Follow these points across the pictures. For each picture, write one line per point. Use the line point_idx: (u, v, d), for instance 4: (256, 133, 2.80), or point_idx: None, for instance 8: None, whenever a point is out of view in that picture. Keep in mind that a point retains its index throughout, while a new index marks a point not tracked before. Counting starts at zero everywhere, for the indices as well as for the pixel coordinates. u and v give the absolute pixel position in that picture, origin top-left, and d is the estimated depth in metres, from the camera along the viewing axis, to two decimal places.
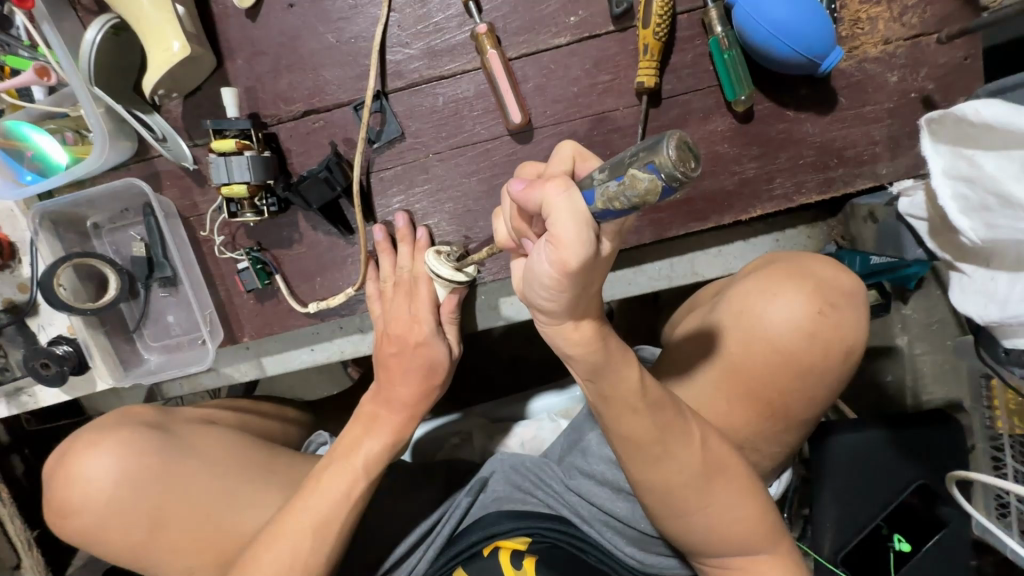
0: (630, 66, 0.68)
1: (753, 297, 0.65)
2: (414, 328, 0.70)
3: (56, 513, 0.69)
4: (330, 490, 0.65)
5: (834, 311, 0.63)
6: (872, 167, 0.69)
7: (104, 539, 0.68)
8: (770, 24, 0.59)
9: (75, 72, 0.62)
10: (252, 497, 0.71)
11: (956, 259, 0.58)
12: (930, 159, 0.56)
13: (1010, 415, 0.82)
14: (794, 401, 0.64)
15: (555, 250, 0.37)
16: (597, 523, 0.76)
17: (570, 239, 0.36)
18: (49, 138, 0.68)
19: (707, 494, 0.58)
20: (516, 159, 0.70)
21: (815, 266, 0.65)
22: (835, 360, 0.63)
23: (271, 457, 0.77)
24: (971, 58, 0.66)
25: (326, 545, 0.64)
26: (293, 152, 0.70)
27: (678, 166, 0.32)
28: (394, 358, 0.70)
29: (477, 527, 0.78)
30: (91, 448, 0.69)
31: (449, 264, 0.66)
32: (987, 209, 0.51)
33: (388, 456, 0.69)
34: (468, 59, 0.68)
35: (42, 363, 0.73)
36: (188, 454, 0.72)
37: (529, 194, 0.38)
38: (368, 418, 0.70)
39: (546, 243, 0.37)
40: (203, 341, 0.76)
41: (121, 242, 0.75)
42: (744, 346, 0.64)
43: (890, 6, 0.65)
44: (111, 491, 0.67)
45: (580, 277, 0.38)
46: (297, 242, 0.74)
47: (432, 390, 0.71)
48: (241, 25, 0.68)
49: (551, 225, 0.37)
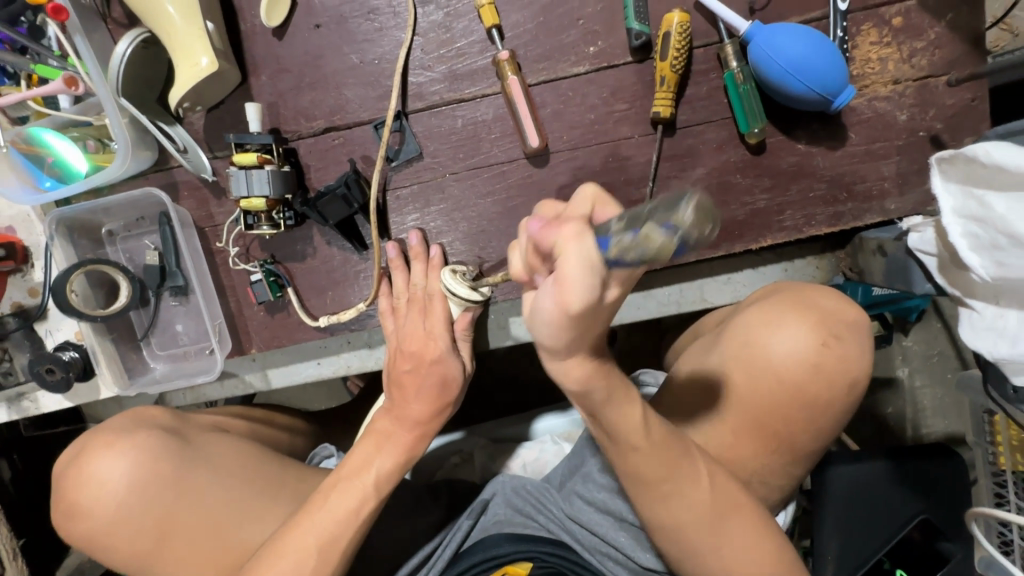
0: (645, 96, 0.69)
1: (755, 328, 0.61)
2: (429, 345, 0.69)
3: (64, 514, 0.70)
4: (339, 506, 0.64)
5: (840, 343, 0.58)
6: (880, 202, 0.70)
7: (110, 545, 0.70)
8: (785, 61, 0.61)
9: (104, 83, 0.63)
10: (259, 511, 0.74)
11: (965, 295, 0.58)
12: (941, 198, 0.57)
13: (1013, 453, 0.82)
14: (798, 434, 0.60)
15: (559, 290, 0.37)
16: (598, 552, 0.77)
17: (575, 284, 0.36)
18: (70, 145, 0.69)
19: (719, 528, 0.57)
20: (532, 182, 0.71)
21: (818, 298, 0.61)
22: (843, 392, 0.58)
23: (281, 472, 0.79)
24: (978, 100, 0.67)
25: (331, 566, 0.63)
26: (311, 168, 0.71)
27: (694, 228, 0.34)
28: (408, 375, 0.70)
29: (479, 548, 0.77)
30: (106, 449, 0.71)
31: (465, 284, 0.66)
32: (997, 247, 0.53)
33: (399, 474, 0.68)
34: (488, 83, 0.69)
35: (47, 369, 0.72)
36: (197, 461, 0.74)
37: (543, 235, 0.39)
38: (380, 436, 0.69)
39: (552, 283, 0.38)
40: (211, 351, 0.76)
41: (135, 249, 0.75)
42: (746, 376, 0.61)
43: (900, 47, 0.67)
44: (120, 496, 0.69)
45: (582, 318, 0.38)
46: (310, 256, 0.74)
47: (443, 410, 0.70)
48: (268, 42, 0.70)
49: (561, 268, 0.37)
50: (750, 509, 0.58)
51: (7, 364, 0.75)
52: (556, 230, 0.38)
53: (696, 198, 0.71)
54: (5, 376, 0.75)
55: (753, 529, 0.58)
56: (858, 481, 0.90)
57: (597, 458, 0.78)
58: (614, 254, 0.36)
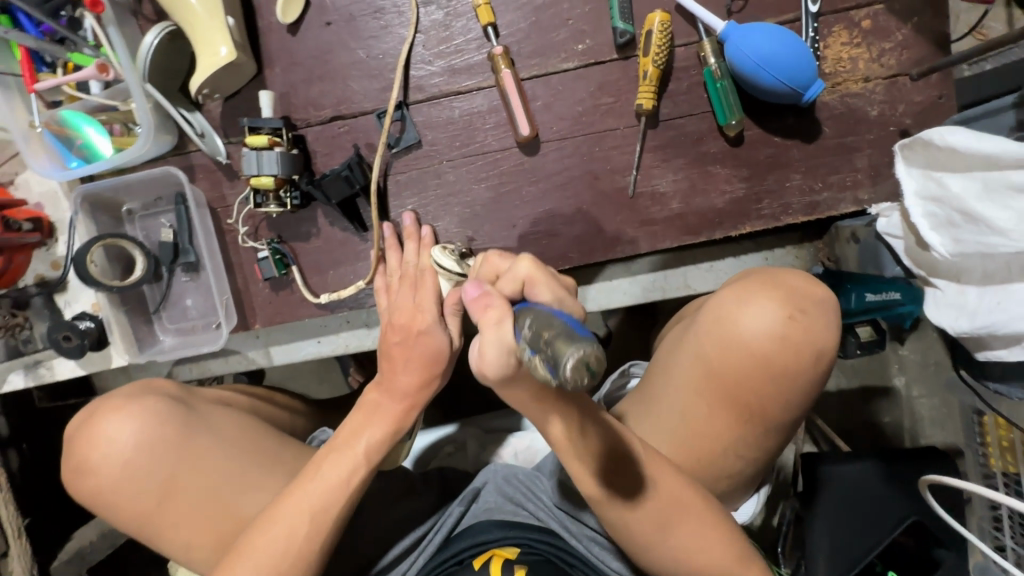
0: (630, 90, 0.74)
1: (727, 304, 0.62)
2: (417, 317, 0.70)
3: (75, 469, 0.77)
4: (330, 475, 0.68)
5: (804, 316, 0.60)
6: (854, 192, 0.73)
7: (116, 500, 0.76)
8: (757, 57, 0.66)
9: (132, 70, 0.69)
10: (257, 481, 0.80)
11: (929, 274, 0.62)
12: (903, 181, 0.61)
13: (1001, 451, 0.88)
14: (769, 404, 0.61)
15: (479, 361, 0.47)
16: (585, 538, 0.80)
17: (490, 361, 0.46)
18: (98, 129, 0.74)
19: (686, 503, 0.59)
20: (524, 169, 0.76)
21: (788, 278, 0.62)
22: (809, 362, 0.60)
23: (279, 449, 0.85)
24: (945, 97, 0.71)
25: (320, 532, 0.67)
26: (318, 154, 0.77)
27: (571, 383, 0.37)
28: (398, 346, 0.71)
29: (468, 535, 0.81)
30: (113, 413, 0.78)
31: (452, 257, 0.73)
32: (953, 225, 0.56)
33: (388, 446, 0.71)
34: (484, 77, 0.75)
35: (64, 336, 0.77)
36: (200, 428, 0.80)
37: (476, 311, 0.49)
38: (370, 408, 0.71)
39: (476, 352, 0.48)
40: (217, 325, 0.81)
41: (152, 228, 0.80)
42: (719, 349, 0.62)
43: (869, 48, 0.72)
44: (127, 456, 0.76)
45: (496, 382, 0.49)
46: (314, 236, 0.79)
47: (431, 381, 0.71)
48: (282, 38, 0.76)
49: (482, 344, 0.47)
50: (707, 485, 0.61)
51: (28, 332, 0.80)
52: (484, 312, 0.48)
53: (677, 186, 0.75)
54: (25, 343, 0.80)
55: (713, 504, 0.61)
56: (845, 479, 0.94)
57: None
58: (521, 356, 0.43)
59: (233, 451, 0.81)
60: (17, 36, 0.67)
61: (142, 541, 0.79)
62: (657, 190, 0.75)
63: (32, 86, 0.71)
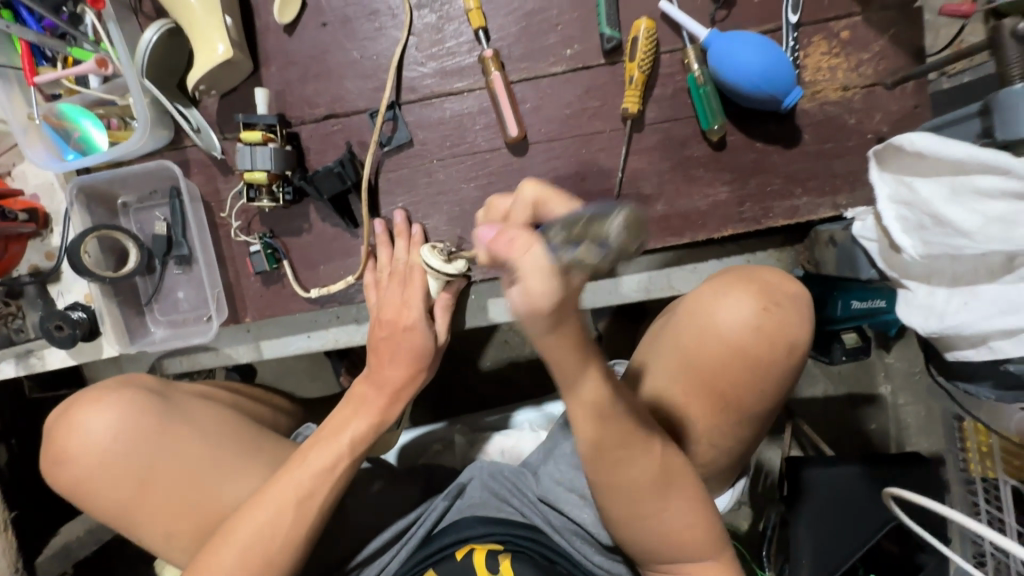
0: (617, 95, 0.76)
1: (705, 295, 0.64)
2: (404, 313, 0.74)
3: (52, 460, 0.78)
4: (314, 464, 0.68)
5: (778, 309, 0.61)
6: (832, 198, 0.75)
7: (95, 490, 0.77)
8: (738, 64, 0.68)
9: (131, 65, 0.71)
10: (236, 470, 0.82)
11: (902, 276, 0.63)
12: (877, 186, 0.63)
13: (981, 458, 0.91)
14: (743, 394, 0.62)
15: (525, 298, 0.36)
16: (568, 533, 0.81)
17: (541, 290, 0.36)
18: (95, 124, 0.75)
19: (667, 497, 0.58)
20: (513, 170, 0.78)
21: (764, 272, 0.63)
22: (782, 354, 0.61)
23: (259, 438, 0.88)
24: (920, 107, 0.74)
25: (305, 518, 0.67)
26: (311, 151, 0.78)
27: (626, 234, 0.39)
28: (385, 341, 0.75)
29: (451, 530, 0.82)
30: (94, 404, 0.79)
31: (440, 257, 0.73)
32: (923, 228, 0.58)
33: (373, 437, 0.72)
34: (475, 79, 0.77)
35: (56, 325, 0.78)
36: (181, 420, 0.82)
37: (491, 241, 0.38)
38: (357, 400, 0.73)
39: (512, 289, 0.37)
40: (208, 317, 0.82)
41: (146, 221, 0.82)
42: (696, 340, 0.63)
43: (848, 58, 0.74)
44: (107, 446, 0.77)
45: (551, 318, 0.37)
46: (305, 231, 0.80)
47: (417, 375, 0.74)
48: (279, 37, 0.78)
49: (521, 277, 0.36)
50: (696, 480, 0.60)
51: (20, 321, 0.80)
52: (505, 236, 0.37)
53: (661, 189, 0.77)
54: (16, 332, 0.80)
55: (695, 497, 0.60)
56: (834, 483, 0.95)
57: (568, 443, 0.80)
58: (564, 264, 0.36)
59: (216, 442, 0.83)
60: (19, 30, 0.68)
61: (120, 531, 0.80)
62: (642, 192, 0.77)
63: (32, 79, 0.73)
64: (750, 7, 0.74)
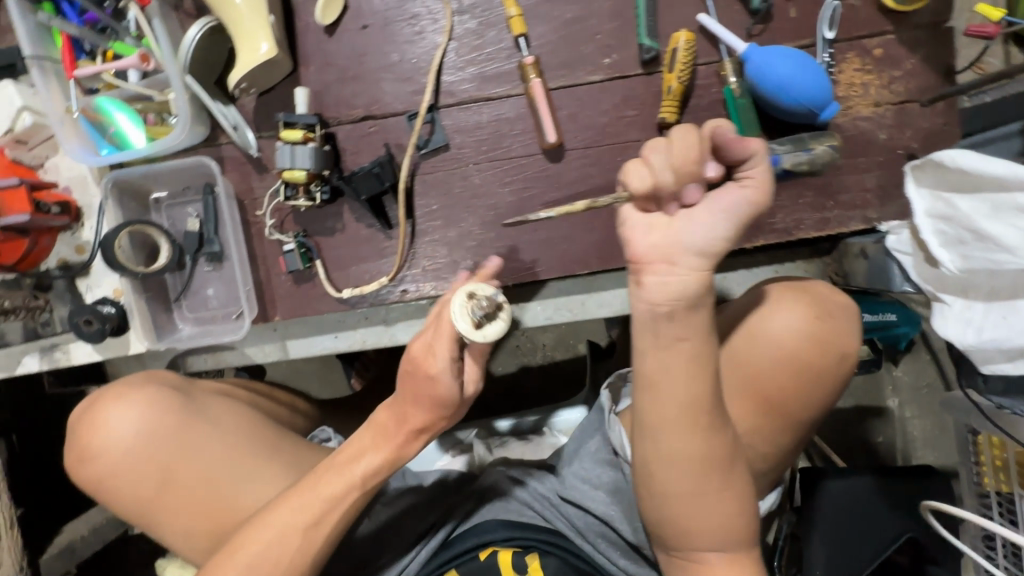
0: (653, 104, 0.77)
1: (761, 300, 0.65)
2: (429, 359, 0.67)
3: (76, 455, 0.77)
4: (327, 490, 0.72)
5: (830, 319, 0.63)
6: (863, 211, 0.76)
7: (115, 488, 0.77)
8: (777, 78, 0.69)
9: (174, 62, 0.71)
10: (255, 475, 0.80)
11: (937, 289, 0.65)
12: (913, 201, 0.64)
13: (997, 472, 0.87)
14: (791, 400, 0.63)
15: (755, 187, 0.53)
16: (592, 535, 0.84)
17: (763, 179, 0.54)
18: (128, 118, 0.76)
19: (707, 485, 0.60)
20: (548, 175, 0.78)
21: (814, 285, 0.65)
22: (833, 362, 0.62)
23: (281, 439, 0.85)
24: (950, 124, 0.75)
25: (313, 541, 0.72)
26: (348, 151, 0.79)
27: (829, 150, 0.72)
28: (408, 378, 0.70)
29: (472, 533, 0.83)
30: (118, 400, 0.78)
31: (469, 321, 0.63)
32: (962, 243, 0.60)
33: (386, 471, 0.74)
34: (513, 85, 0.77)
35: (85, 320, 0.77)
36: (204, 419, 0.80)
37: (734, 141, 0.53)
38: (377, 430, 0.74)
39: (744, 182, 0.54)
40: (238, 315, 0.82)
41: (178, 217, 0.82)
42: (750, 344, 0.63)
43: (880, 75, 0.75)
44: (130, 444, 0.76)
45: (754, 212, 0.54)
46: (338, 231, 0.80)
47: (437, 421, 0.72)
48: (319, 38, 0.78)
49: (751, 170, 0.54)
50: (744, 481, 0.61)
51: (47, 315, 0.80)
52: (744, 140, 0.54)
53: None
54: (43, 326, 0.80)
55: (734, 490, 0.60)
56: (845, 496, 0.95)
57: (594, 442, 0.84)
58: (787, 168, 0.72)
59: (234, 447, 0.80)
60: (59, 23, 0.69)
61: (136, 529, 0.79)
62: None
63: (72, 72, 0.73)
64: (786, 22, 0.75)
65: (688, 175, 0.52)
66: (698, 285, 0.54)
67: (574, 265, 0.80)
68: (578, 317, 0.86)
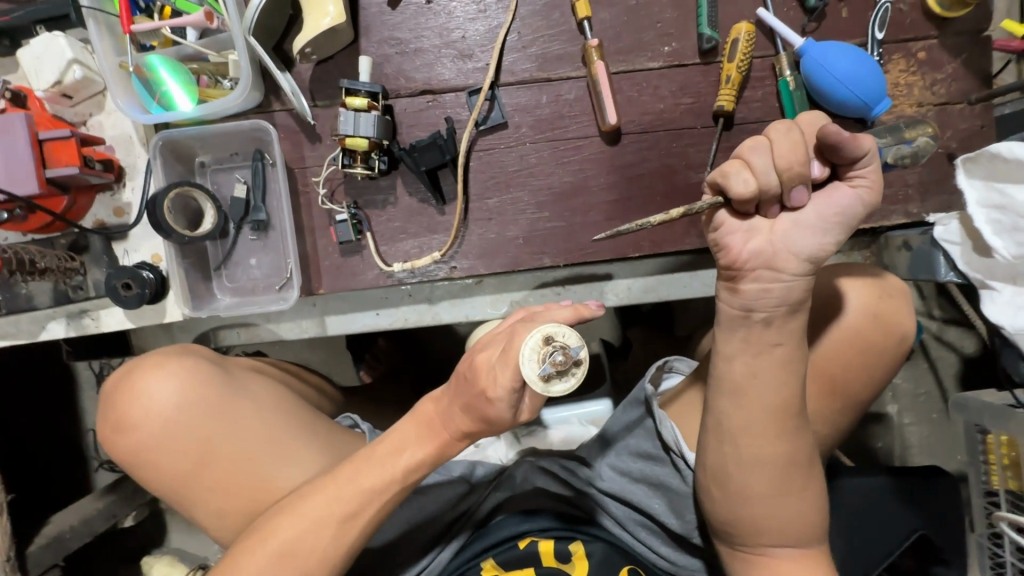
0: (709, 94, 0.79)
1: (823, 279, 0.66)
2: (490, 381, 0.60)
3: (113, 425, 0.74)
4: (367, 482, 0.67)
5: (890, 300, 0.64)
6: (904, 206, 0.79)
7: (150, 461, 0.74)
8: (834, 72, 0.72)
9: (239, 22, 0.70)
10: (291, 458, 0.77)
11: (986, 277, 0.67)
12: (965, 190, 0.68)
13: (1005, 472, 0.82)
14: (852, 379, 0.64)
15: (864, 191, 0.52)
16: (632, 524, 0.82)
17: (875, 182, 0.52)
18: (179, 84, 0.73)
19: (778, 477, 0.61)
20: (604, 158, 0.79)
21: (876, 272, 0.66)
22: (893, 343, 0.64)
23: (315, 423, 0.83)
24: (986, 127, 0.79)
25: (348, 536, 0.68)
26: (404, 125, 0.78)
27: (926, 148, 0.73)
28: (463, 383, 0.63)
29: (508, 523, 0.81)
30: (156, 371, 0.75)
31: (536, 369, 0.56)
32: (1017, 229, 0.64)
33: (428, 467, 0.69)
34: (574, 67, 0.78)
35: (123, 284, 0.73)
36: (242, 396, 0.78)
37: (854, 144, 0.50)
38: (423, 422, 0.68)
39: (853, 186, 0.52)
40: (281, 288, 0.80)
41: (223, 182, 0.80)
42: (812, 322, 0.65)
43: (924, 77, 0.79)
44: (168, 418, 0.73)
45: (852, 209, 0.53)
46: (390, 205, 0.79)
47: (485, 430, 0.65)
48: (382, 9, 0.78)
49: (861, 172, 0.52)
50: (817, 478, 0.63)
51: (80, 278, 0.76)
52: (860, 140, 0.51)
53: None
54: (76, 290, 0.76)
55: (804, 479, 0.61)
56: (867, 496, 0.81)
57: (635, 435, 0.81)
58: (892, 160, 0.73)
59: (273, 428, 0.78)
60: None
61: (169, 506, 0.77)
62: None
63: (129, 27, 0.70)
64: (839, 22, 0.78)
65: (794, 178, 0.50)
66: (802, 289, 0.53)
67: (625, 249, 0.80)
68: (625, 303, 0.86)
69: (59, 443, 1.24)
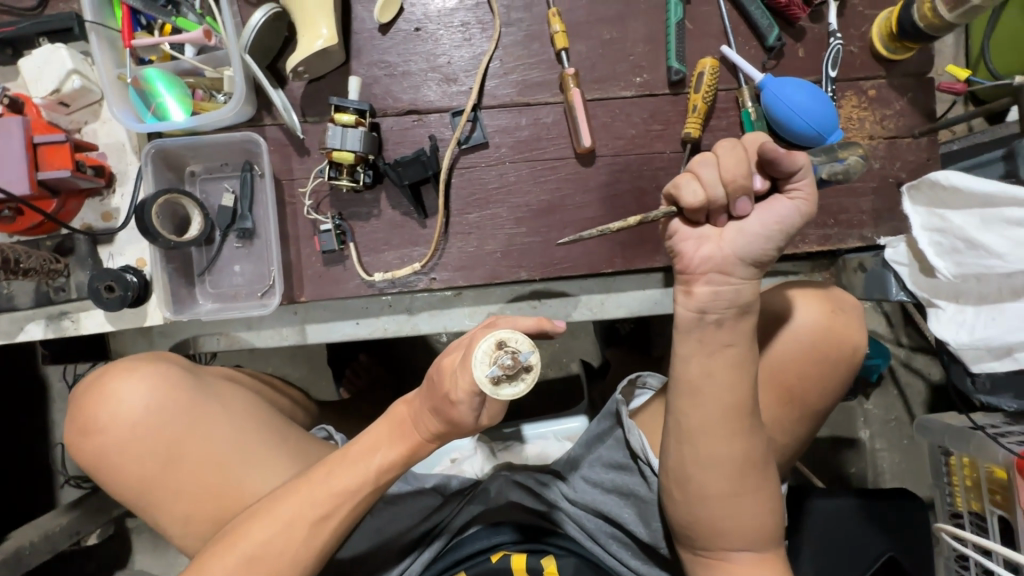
0: (678, 122, 0.84)
1: (782, 293, 0.69)
2: (455, 380, 0.61)
3: (81, 428, 0.74)
4: (340, 482, 0.68)
5: (843, 314, 0.68)
6: (859, 230, 0.84)
7: (117, 465, 0.74)
8: (792, 105, 0.78)
9: (236, 40, 0.74)
10: (262, 463, 0.77)
11: (932, 296, 0.74)
12: (911, 216, 0.74)
13: (968, 491, 0.84)
14: (809, 388, 0.67)
15: (801, 202, 0.56)
16: (603, 536, 0.83)
17: (811, 194, 0.56)
18: (175, 99, 0.77)
19: (737, 479, 0.63)
20: (579, 178, 0.84)
21: (832, 288, 0.70)
22: (846, 355, 0.67)
23: (286, 430, 0.83)
24: (933, 160, 0.85)
25: (318, 538, 0.68)
26: (389, 142, 0.82)
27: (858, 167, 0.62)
28: (432, 387, 0.64)
29: (481, 535, 0.81)
30: (128, 375, 0.75)
31: (488, 374, 0.57)
32: (957, 251, 0.70)
33: (400, 468, 0.70)
34: (553, 93, 0.84)
35: (106, 287, 0.75)
36: (215, 400, 0.78)
37: (789, 159, 0.54)
38: (395, 425, 0.70)
39: (792, 197, 0.56)
40: (263, 295, 0.81)
41: (212, 191, 0.83)
42: (771, 334, 0.68)
43: (874, 112, 0.85)
44: (138, 421, 0.74)
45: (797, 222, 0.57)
46: (373, 217, 0.82)
47: (454, 433, 0.66)
48: (373, 35, 0.83)
49: (798, 184, 0.56)
50: (774, 483, 0.65)
51: (63, 279, 0.77)
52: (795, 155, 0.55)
53: None
54: (57, 291, 0.77)
55: (763, 484, 0.64)
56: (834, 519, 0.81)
57: (607, 445, 0.82)
58: (822, 178, 0.62)
59: (246, 432, 0.78)
60: None
61: (135, 512, 0.76)
62: None
63: (128, 42, 0.75)
64: (796, 61, 0.85)
65: (738, 190, 0.55)
66: (752, 294, 0.57)
67: (599, 265, 0.84)
68: (598, 318, 0.89)
69: (33, 455, 1.22)
